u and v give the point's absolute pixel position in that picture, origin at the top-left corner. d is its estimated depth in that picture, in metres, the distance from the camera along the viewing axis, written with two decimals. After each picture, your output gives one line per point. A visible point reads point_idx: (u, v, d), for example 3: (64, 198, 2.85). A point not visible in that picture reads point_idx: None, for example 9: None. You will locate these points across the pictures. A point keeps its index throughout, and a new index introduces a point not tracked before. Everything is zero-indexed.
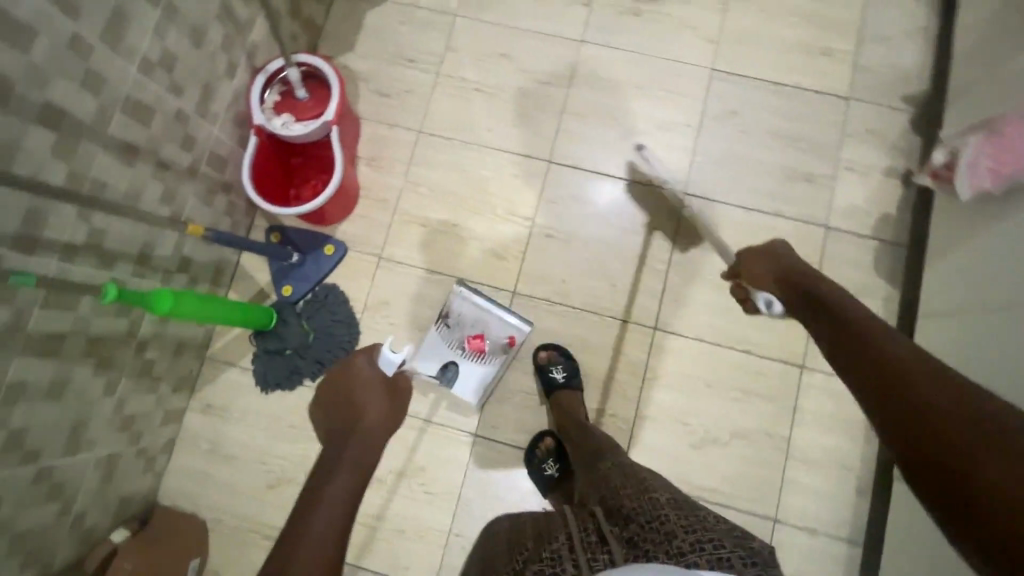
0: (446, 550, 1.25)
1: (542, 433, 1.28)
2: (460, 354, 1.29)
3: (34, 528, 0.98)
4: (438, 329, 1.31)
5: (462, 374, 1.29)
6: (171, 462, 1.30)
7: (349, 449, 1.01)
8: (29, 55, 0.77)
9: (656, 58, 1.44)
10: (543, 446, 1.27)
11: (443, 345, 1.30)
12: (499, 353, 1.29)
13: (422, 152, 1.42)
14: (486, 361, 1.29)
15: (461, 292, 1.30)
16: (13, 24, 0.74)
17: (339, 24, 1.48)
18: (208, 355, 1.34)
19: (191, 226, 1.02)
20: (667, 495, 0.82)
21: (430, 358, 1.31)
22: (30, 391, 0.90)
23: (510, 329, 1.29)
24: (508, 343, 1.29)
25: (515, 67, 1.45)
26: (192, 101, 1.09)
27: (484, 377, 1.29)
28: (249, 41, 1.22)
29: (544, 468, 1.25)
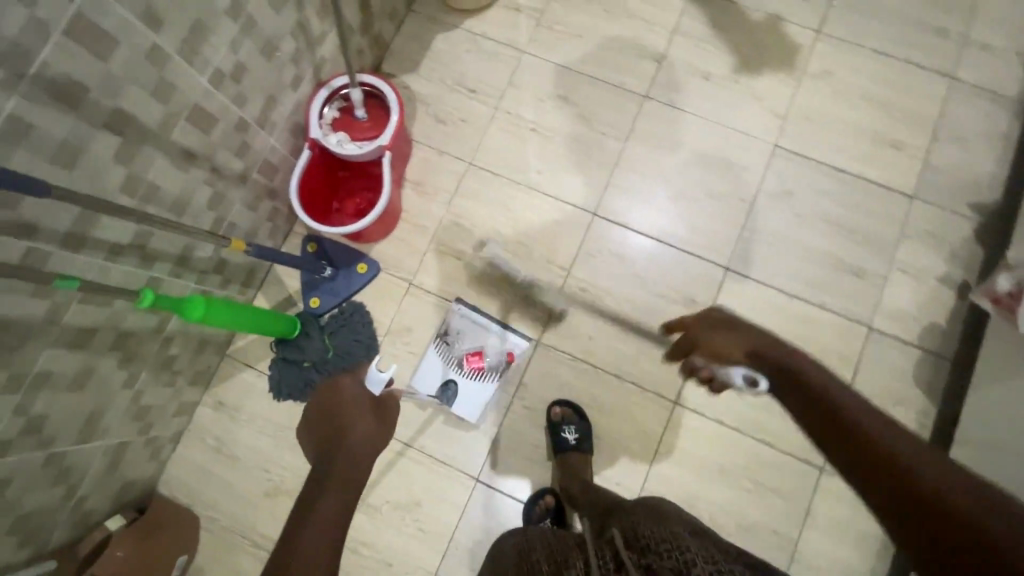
0: None
1: (542, 491, 1.27)
2: (460, 371, 1.31)
3: (38, 508, 1.00)
4: (436, 348, 1.33)
5: (462, 392, 1.30)
6: (176, 453, 1.32)
7: (334, 469, 0.90)
8: (108, 64, 0.78)
9: (718, 125, 1.41)
10: (542, 505, 1.25)
11: (441, 363, 1.32)
12: (499, 370, 1.31)
13: (469, 184, 1.41)
14: (485, 378, 1.31)
15: (458, 308, 1.34)
16: (98, 35, 0.75)
17: (407, 44, 1.49)
18: (229, 353, 1.35)
19: (235, 241, 1.05)
20: (684, 530, 0.81)
21: (430, 378, 1.32)
22: (56, 381, 0.91)
23: (509, 344, 1.32)
24: (507, 359, 1.31)
25: (575, 111, 1.43)
26: (254, 111, 1.10)
27: (485, 396, 1.30)
28: (318, 55, 1.23)
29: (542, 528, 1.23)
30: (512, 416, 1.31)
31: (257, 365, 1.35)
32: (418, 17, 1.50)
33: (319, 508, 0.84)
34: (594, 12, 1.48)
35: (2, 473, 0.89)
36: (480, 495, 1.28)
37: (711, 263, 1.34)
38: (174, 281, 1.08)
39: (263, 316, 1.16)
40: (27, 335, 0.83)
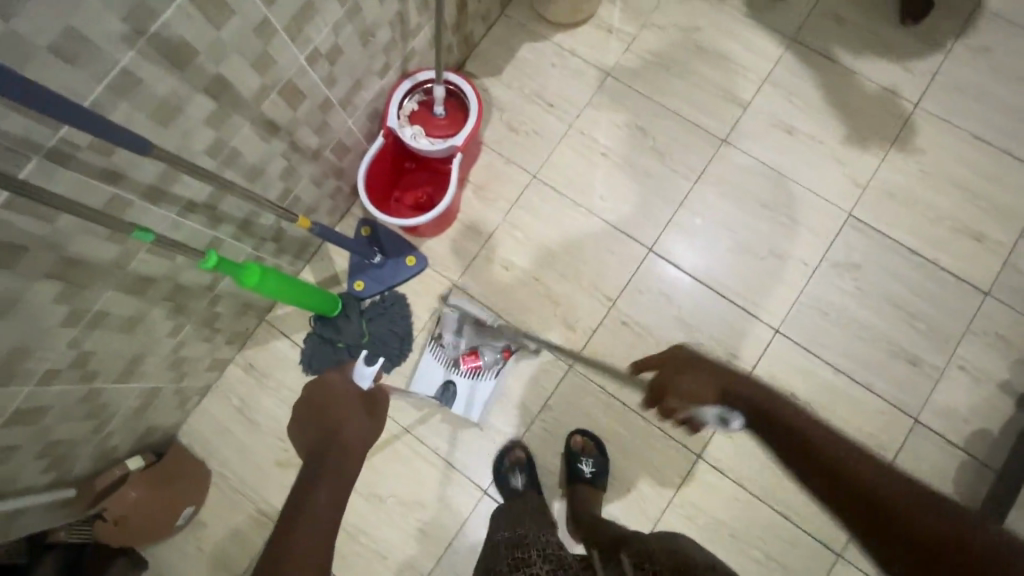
0: None
1: (512, 446, 1.29)
2: (458, 372, 1.32)
3: (69, 438, 1.03)
4: (431, 351, 1.34)
5: (462, 392, 1.31)
6: (200, 406, 1.35)
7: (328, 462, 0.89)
8: (219, 32, 0.79)
9: (794, 183, 1.37)
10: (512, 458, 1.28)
11: (438, 364, 1.33)
12: (495, 365, 1.32)
13: (530, 197, 1.41)
14: (484, 376, 1.32)
15: (450, 309, 1.34)
16: (217, 2, 0.76)
17: (493, 48, 1.49)
18: (267, 319, 1.38)
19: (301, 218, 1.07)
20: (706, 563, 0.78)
21: (429, 380, 1.32)
22: (110, 322, 0.94)
23: (504, 342, 1.33)
24: (503, 356, 1.32)
25: (649, 143, 1.41)
26: (339, 92, 1.11)
27: (485, 395, 1.31)
28: (409, 47, 1.24)
29: (511, 479, 1.24)
30: (530, 436, 1.30)
31: (291, 336, 1.37)
32: (510, 23, 1.50)
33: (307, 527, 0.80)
34: (687, 46, 1.46)
35: (44, 401, 0.92)
36: (485, 508, 1.27)
37: (760, 323, 1.31)
38: (234, 244, 1.10)
39: (308, 294, 1.17)
40: (93, 276, 0.85)
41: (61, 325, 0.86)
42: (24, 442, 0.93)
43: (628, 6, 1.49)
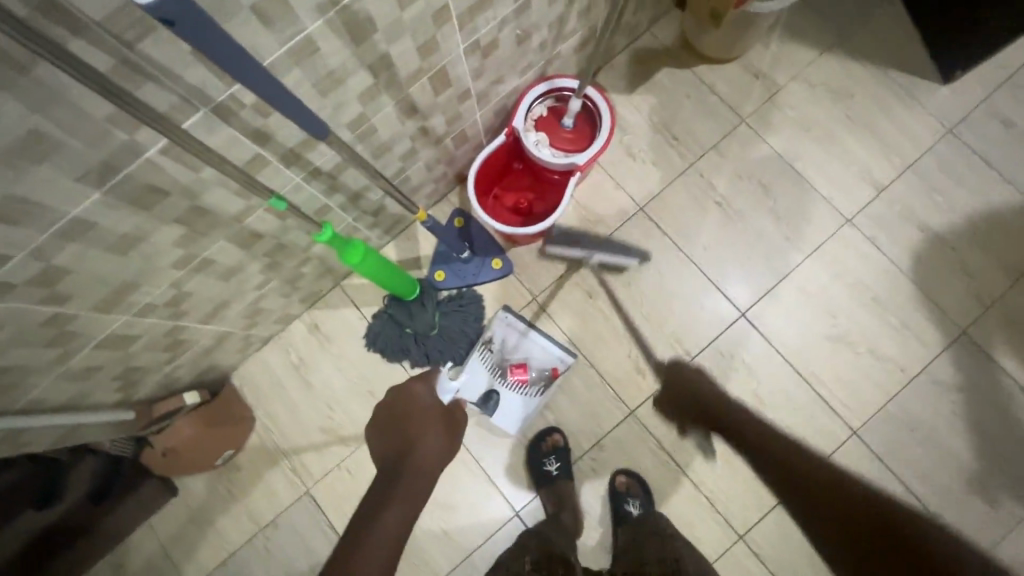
0: None
1: (549, 430, 1.28)
2: (502, 383, 1.30)
3: (144, 365, 1.04)
4: (478, 355, 1.31)
5: (503, 404, 1.29)
6: (259, 353, 1.35)
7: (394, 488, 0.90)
8: (402, 12, 0.75)
9: (910, 284, 1.28)
10: (548, 443, 1.27)
11: (484, 371, 1.30)
12: (541, 384, 1.29)
13: (631, 229, 1.35)
14: (528, 392, 1.29)
15: (503, 317, 1.32)
16: None
17: (632, 65, 1.41)
18: (342, 285, 1.37)
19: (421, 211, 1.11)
20: None
21: (473, 385, 1.30)
22: (212, 268, 0.93)
23: (554, 361, 1.30)
24: (551, 376, 1.29)
25: (769, 203, 1.34)
26: (481, 85, 1.07)
27: (525, 410, 1.29)
28: (557, 50, 1.18)
29: (545, 463, 1.25)
30: (573, 469, 1.27)
31: (361, 308, 1.36)
32: (656, 42, 1.42)
33: (381, 519, 0.85)
34: (835, 112, 1.36)
35: (135, 330, 0.92)
36: (511, 529, 1.26)
37: (837, 420, 1.25)
38: (340, 213, 1.08)
39: (392, 278, 1.16)
40: (213, 226, 0.84)
41: (172, 266, 0.85)
42: (106, 363, 0.95)
43: (783, 54, 1.40)
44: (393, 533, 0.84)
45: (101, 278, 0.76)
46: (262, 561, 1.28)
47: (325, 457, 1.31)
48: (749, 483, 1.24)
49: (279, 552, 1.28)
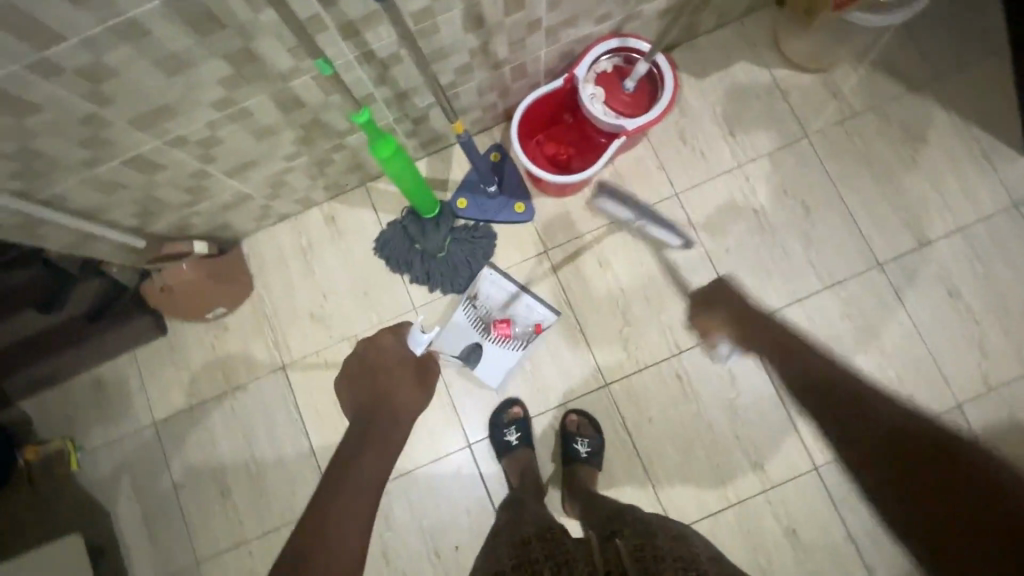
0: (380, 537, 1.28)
1: (510, 402, 1.30)
2: (486, 337, 1.30)
3: (164, 199, 1.07)
4: (464, 310, 1.32)
5: (485, 356, 1.30)
6: (274, 227, 1.39)
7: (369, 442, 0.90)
8: None
9: (920, 344, 1.25)
10: (509, 414, 1.29)
11: (470, 325, 1.31)
12: (524, 340, 1.30)
13: (660, 211, 1.34)
14: (511, 345, 1.30)
15: (488, 274, 1.31)
16: None
17: (711, 50, 1.37)
18: (367, 186, 1.39)
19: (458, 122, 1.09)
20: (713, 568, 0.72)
21: (457, 338, 1.31)
22: (248, 122, 0.95)
23: (537, 315, 1.30)
24: (534, 330, 1.29)
25: (805, 224, 1.30)
26: (553, 18, 1.05)
27: (506, 363, 1.30)
28: (640, 7, 1.15)
29: (504, 432, 1.27)
30: (535, 419, 1.30)
31: (380, 213, 1.38)
32: (743, 33, 1.37)
33: (367, 452, 0.89)
34: (902, 152, 1.31)
35: (162, 160, 0.95)
36: (461, 458, 1.30)
37: (802, 452, 1.24)
38: (383, 108, 1.09)
39: (411, 185, 1.15)
40: (258, 77, 0.86)
41: (212, 106, 0.87)
42: (131, 184, 0.98)
43: (869, 79, 1.34)
44: (377, 474, 0.87)
45: (143, 92, 0.79)
46: (226, 418, 1.35)
47: (307, 341, 1.36)
48: (697, 484, 1.25)
49: (242, 414, 1.34)
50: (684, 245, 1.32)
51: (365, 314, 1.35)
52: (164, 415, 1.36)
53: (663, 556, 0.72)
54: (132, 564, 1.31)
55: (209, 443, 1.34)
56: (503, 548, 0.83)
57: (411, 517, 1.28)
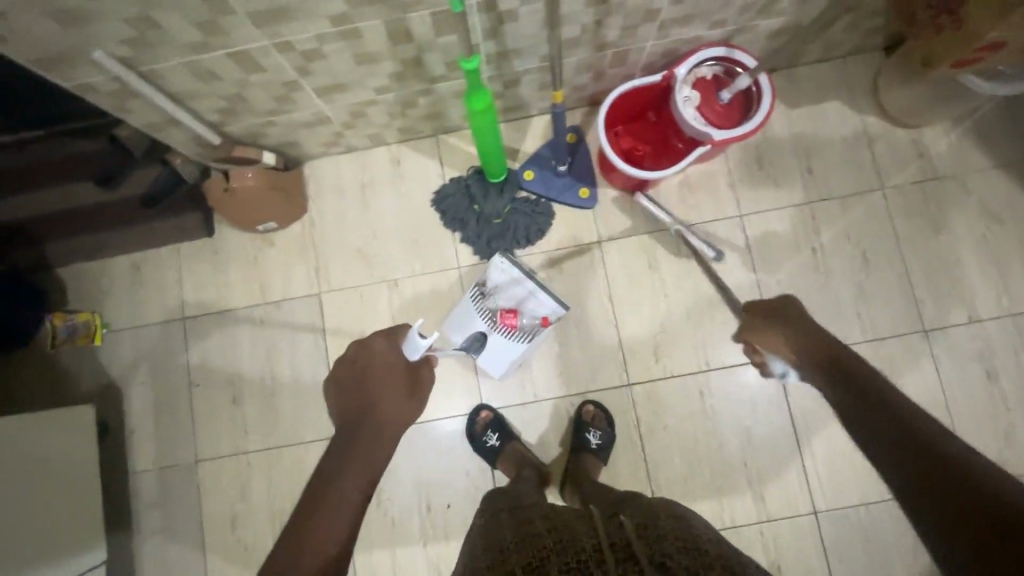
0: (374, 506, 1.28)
1: (478, 407, 1.30)
2: (491, 327, 1.22)
3: (251, 102, 1.08)
4: (471, 301, 1.23)
5: (489, 346, 1.24)
6: (339, 157, 1.39)
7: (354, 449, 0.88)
8: None
9: (946, 417, 1.25)
10: (481, 421, 1.29)
11: (476, 314, 1.23)
12: (530, 332, 1.21)
13: (720, 228, 1.33)
14: (517, 336, 1.22)
15: (499, 261, 1.20)
16: None
17: (808, 82, 1.36)
18: (439, 138, 1.39)
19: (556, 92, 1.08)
20: (717, 551, 0.72)
21: (464, 327, 1.25)
22: (356, 44, 0.96)
23: (546, 310, 1.20)
24: (541, 325, 1.20)
25: (860, 274, 1.30)
26: (672, 12, 1.05)
27: (511, 354, 1.24)
28: (756, 22, 1.14)
29: (485, 439, 1.26)
30: (552, 401, 1.31)
31: (445, 167, 1.38)
32: (844, 73, 1.35)
33: (346, 475, 0.84)
34: (974, 226, 1.30)
35: (264, 61, 0.95)
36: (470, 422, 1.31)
37: (804, 494, 1.25)
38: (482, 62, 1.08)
39: (489, 152, 1.17)
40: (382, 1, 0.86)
41: (329, 19, 0.88)
42: (227, 79, 0.99)
43: (958, 146, 1.32)
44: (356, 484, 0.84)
45: None
46: (252, 329, 1.36)
47: (347, 274, 1.37)
48: (694, 500, 1.26)
49: (270, 330, 1.36)
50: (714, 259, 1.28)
51: (409, 260, 1.36)
52: (193, 313, 1.37)
53: (664, 535, 0.74)
54: (133, 447, 1.33)
55: (230, 349, 1.35)
56: (506, 539, 0.81)
57: (411, 466, 1.30)
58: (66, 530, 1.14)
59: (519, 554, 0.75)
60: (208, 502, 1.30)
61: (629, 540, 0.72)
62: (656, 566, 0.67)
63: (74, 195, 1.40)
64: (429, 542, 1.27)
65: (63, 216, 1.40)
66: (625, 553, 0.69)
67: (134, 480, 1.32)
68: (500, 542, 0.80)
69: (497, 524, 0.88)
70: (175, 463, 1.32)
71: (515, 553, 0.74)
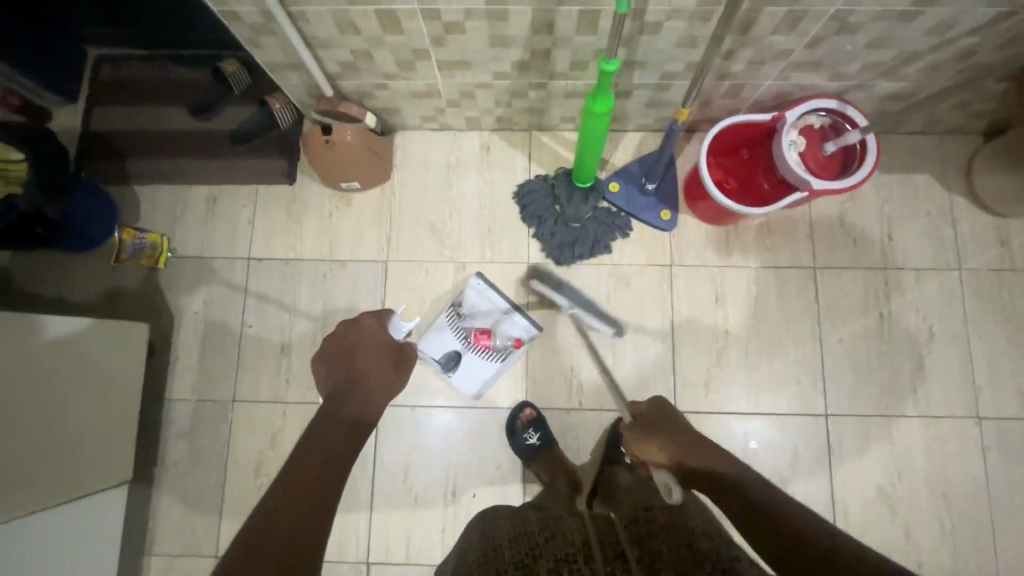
0: (401, 480, 1.28)
1: (522, 405, 1.29)
2: (466, 345, 1.29)
3: (374, 61, 1.09)
4: (447, 318, 1.30)
5: (463, 363, 1.30)
6: (431, 133, 1.41)
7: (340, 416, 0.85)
8: None
9: (985, 507, 1.24)
10: (522, 418, 1.28)
11: (452, 334, 1.30)
12: (503, 352, 1.28)
13: (793, 276, 1.34)
14: (492, 356, 1.29)
15: (476, 284, 1.28)
16: None
17: (903, 153, 1.37)
18: (532, 134, 1.41)
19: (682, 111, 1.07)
20: (709, 553, 0.67)
21: (438, 344, 1.30)
22: (498, 24, 0.97)
23: (519, 331, 1.27)
24: (514, 345, 1.27)
25: (923, 348, 1.30)
26: (803, 57, 1.06)
27: (485, 374, 1.30)
28: (876, 82, 1.15)
29: (525, 436, 1.25)
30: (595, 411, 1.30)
31: (533, 163, 1.39)
32: (940, 151, 1.37)
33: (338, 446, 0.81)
34: None
35: (406, 23, 0.97)
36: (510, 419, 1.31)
37: None
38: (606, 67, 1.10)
39: (585, 159, 1.18)
40: None
41: None
42: (363, 34, 1.00)
43: None
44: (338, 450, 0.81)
45: None
46: (313, 283, 1.36)
47: (417, 247, 1.37)
48: None
49: (330, 286, 1.36)
50: (682, 323, 1.33)
51: (480, 247, 1.37)
52: (258, 256, 1.38)
53: (655, 534, 0.72)
54: (174, 375, 1.33)
55: (288, 299, 1.36)
56: (501, 534, 0.75)
57: (444, 449, 1.30)
58: (98, 439, 1.13)
59: (511, 550, 0.69)
60: (237, 443, 1.30)
61: (619, 538, 0.70)
62: (644, 568, 0.64)
63: (165, 118, 1.43)
64: (448, 527, 1.26)
65: (152, 137, 1.42)
66: (615, 552, 0.67)
67: (169, 408, 1.31)
68: (492, 536, 0.75)
69: (499, 520, 0.82)
70: (213, 398, 1.32)
71: (507, 549, 0.69)
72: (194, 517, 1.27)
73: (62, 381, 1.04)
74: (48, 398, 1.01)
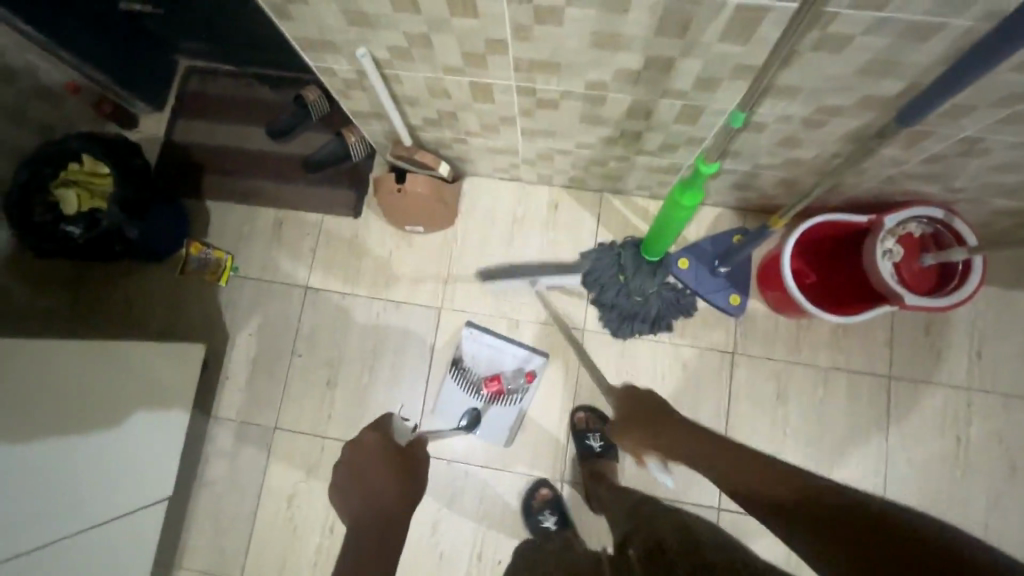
0: (429, 533, 1.27)
1: (538, 484, 1.27)
2: (479, 396, 1.29)
3: (457, 120, 1.07)
4: (453, 376, 1.31)
5: (483, 416, 1.29)
6: (501, 182, 1.38)
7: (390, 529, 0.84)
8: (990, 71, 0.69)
9: None
10: (539, 499, 1.26)
11: (462, 389, 1.30)
12: (516, 393, 1.29)
13: (864, 382, 1.25)
14: (509, 402, 1.29)
15: (470, 332, 1.31)
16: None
17: (1005, 265, 1.26)
18: (605, 197, 1.36)
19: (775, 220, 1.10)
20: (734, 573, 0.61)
21: (454, 402, 1.30)
22: (594, 106, 0.93)
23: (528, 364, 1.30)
24: (527, 379, 1.29)
25: (999, 480, 1.20)
26: (916, 169, 0.98)
27: (507, 423, 1.29)
28: (992, 198, 1.05)
29: (540, 518, 1.24)
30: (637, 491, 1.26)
31: (602, 227, 1.35)
32: None
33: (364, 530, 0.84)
34: None
35: (499, 94, 0.94)
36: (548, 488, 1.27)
37: None
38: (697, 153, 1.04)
39: (658, 235, 1.11)
40: (648, 82, 0.83)
41: (585, 82, 0.85)
42: (452, 98, 0.98)
43: None
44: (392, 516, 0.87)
45: (562, 47, 0.77)
46: (365, 319, 1.36)
47: (474, 297, 1.35)
48: None
49: (382, 324, 1.36)
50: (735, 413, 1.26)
51: (537, 305, 1.34)
52: (317, 285, 1.39)
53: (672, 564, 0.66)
54: (223, 393, 1.35)
55: (339, 331, 1.36)
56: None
57: (474, 508, 1.28)
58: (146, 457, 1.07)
59: None
60: (274, 470, 1.31)
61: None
62: None
63: (245, 136, 1.45)
64: None
65: (230, 155, 1.44)
66: None
67: (214, 426, 1.34)
68: None
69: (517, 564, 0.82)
70: (257, 422, 1.33)
71: None
72: (224, 538, 1.29)
73: (62, 407, 0.90)
74: (47, 428, 0.87)
